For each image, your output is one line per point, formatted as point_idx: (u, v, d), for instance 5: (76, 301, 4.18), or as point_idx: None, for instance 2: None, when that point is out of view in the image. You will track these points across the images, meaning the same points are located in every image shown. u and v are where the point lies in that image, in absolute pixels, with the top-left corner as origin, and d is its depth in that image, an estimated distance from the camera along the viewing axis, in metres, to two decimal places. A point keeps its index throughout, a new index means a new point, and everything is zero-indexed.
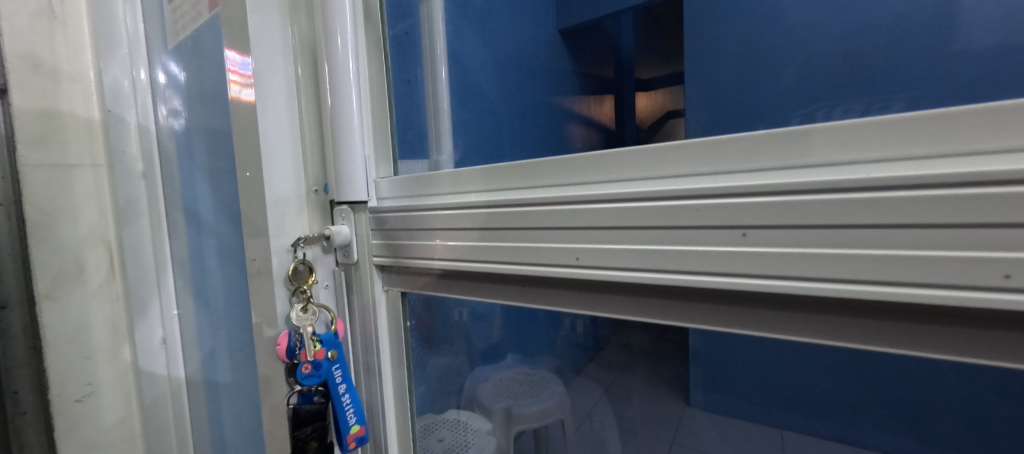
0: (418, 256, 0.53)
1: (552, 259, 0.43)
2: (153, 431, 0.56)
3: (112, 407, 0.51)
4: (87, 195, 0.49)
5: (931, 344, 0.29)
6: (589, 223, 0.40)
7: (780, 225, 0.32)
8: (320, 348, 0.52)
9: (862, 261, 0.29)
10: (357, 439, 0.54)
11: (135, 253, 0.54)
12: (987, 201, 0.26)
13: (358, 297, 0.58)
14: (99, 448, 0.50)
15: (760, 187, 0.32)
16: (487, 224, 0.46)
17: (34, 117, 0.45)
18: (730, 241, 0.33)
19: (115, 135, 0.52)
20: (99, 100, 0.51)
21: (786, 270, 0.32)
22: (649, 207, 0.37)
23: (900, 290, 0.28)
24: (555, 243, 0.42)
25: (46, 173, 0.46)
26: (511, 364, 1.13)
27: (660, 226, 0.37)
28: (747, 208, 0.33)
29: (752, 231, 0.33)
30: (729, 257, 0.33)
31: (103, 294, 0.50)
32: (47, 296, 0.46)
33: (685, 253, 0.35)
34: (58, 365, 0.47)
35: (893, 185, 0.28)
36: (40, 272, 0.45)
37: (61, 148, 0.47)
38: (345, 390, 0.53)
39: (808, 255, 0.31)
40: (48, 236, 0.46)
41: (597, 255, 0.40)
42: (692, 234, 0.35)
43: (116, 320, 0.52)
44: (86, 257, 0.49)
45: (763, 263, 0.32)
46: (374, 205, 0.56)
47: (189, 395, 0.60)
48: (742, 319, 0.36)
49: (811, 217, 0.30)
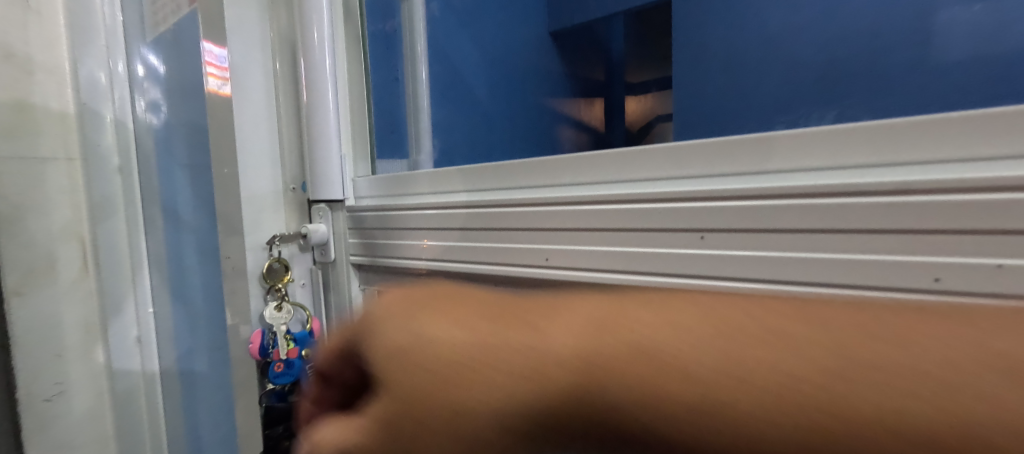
0: (403, 257, 0.52)
1: (524, 261, 0.43)
2: (125, 430, 0.55)
3: (82, 406, 0.50)
4: (59, 189, 0.48)
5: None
6: (562, 225, 0.41)
7: (737, 230, 0.32)
8: (293, 346, 0.51)
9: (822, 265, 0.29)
10: None
11: (110, 251, 0.53)
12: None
13: (336, 297, 0.57)
14: (72, 448, 0.50)
15: (719, 192, 0.33)
16: (462, 225, 0.47)
17: (7, 107, 0.44)
18: (691, 243, 0.34)
19: (90, 129, 0.51)
20: (73, 93, 0.50)
21: (740, 272, 0.32)
22: (618, 210, 0.37)
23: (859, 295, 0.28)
24: (526, 244, 0.43)
25: (16, 166, 0.45)
26: None
27: (625, 229, 0.37)
28: (709, 212, 0.33)
29: (710, 234, 0.33)
30: (690, 260, 0.34)
31: (75, 291, 0.50)
32: (16, 292, 0.45)
33: (649, 256, 0.36)
34: (29, 362, 0.46)
35: (838, 192, 0.28)
36: (10, 266, 0.44)
37: (33, 140, 0.46)
38: None
39: (763, 260, 0.31)
40: (18, 231, 0.45)
41: (566, 256, 0.40)
42: (657, 237, 0.36)
43: (89, 318, 0.51)
44: (58, 252, 0.48)
45: (721, 266, 0.33)
46: (352, 204, 0.55)
47: (164, 387, 0.59)
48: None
49: (765, 222, 0.31)
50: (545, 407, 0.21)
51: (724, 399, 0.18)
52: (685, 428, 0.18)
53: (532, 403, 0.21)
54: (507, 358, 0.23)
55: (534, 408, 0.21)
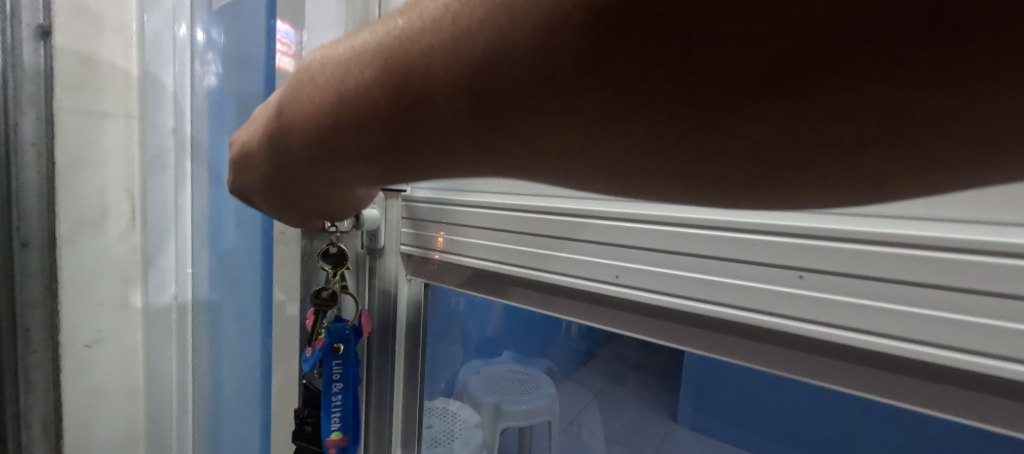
0: (445, 252, 0.51)
1: (589, 273, 0.41)
2: (154, 379, 0.57)
3: (117, 354, 0.53)
4: (115, 144, 0.51)
5: (935, 402, 0.28)
6: (632, 242, 0.38)
7: (837, 272, 0.29)
8: (323, 337, 0.50)
9: (898, 316, 0.27)
10: (336, 447, 0.53)
11: (158, 206, 0.55)
12: (981, 267, 0.25)
13: (379, 282, 0.57)
14: (101, 394, 0.52)
15: (819, 230, 0.30)
16: (518, 228, 0.45)
17: (74, 63, 0.47)
18: (784, 282, 0.31)
19: (149, 91, 0.54)
20: (138, 54, 0.52)
21: (823, 315, 0.30)
22: (694, 234, 0.35)
23: (912, 347, 0.27)
24: (595, 256, 0.40)
25: (78, 119, 0.48)
26: (504, 361, 1.08)
27: (705, 256, 0.34)
28: (798, 250, 0.30)
29: (811, 274, 0.30)
30: (776, 297, 0.31)
31: (121, 243, 0.52)
32: (69, 240, 0.48)
33: (723, 283, 0.34)
34: (70, 307, 0.49)
35: (945, 245, 0.26)
36: (62, 217, 0.47)
37: (96, 96, 0.49)
38: (338, 390, 0.52)
39: (862, 309, 0.28)
40: (74, 182, 0.48)
41: (637, 275, 0.38)
42: (742, 268, 0.33)
43: (128, 270, 0.53)
44: (108, 206, 0.51)
45: (814, 310, 0.30)
46: (407, 194, 0.54)
47: (193, 320, 0.59)
48: (768, 358, 0.34)
49: (860, 267, 0.28)
50: (387, 104, 0.22)
51: (503, 50, 0.17)
52: (482, 88, 0.18)
53: (380, 103, 0.22)
54: (361, 68, 0.23)
55: (380, 107, 0.22)
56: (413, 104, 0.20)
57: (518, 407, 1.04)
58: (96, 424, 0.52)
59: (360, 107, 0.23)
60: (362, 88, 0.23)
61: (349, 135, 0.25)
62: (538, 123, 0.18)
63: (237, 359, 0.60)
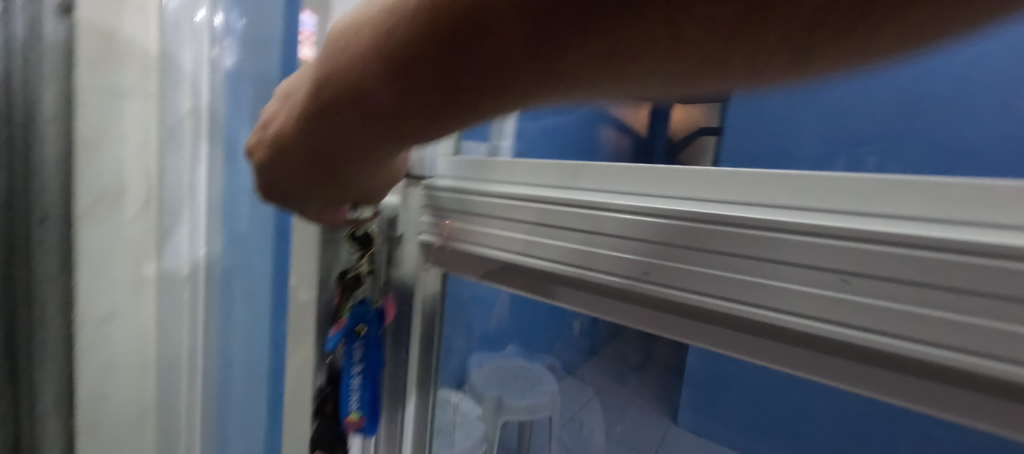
0: (463, 242, 0.49)
1: (609, 269, 0.37)
2: (164, 358, 0.58)
3: (129, 331, 0.54)
4: (133, 122, 0.51)
5: (925, 398, 0.26)
6: (654, 237, 0.34)
7: (897, 279, 0.25)
8: (345, 318, 0.53)
9: (907, 317, 0.25)
10: (355, 427, 0.54)
11: (174, 186, 0.55)
12: (988, 270, 0.23)
13: (396, 271, 0.57)
14: (112, 369, 0.53)
15: (877, 232, 0.26)
16: (534, 219, 0.42)
17: (93, 39, 0.47)
18: (833, 284, 0.27)
19: (168, 71, 0.53)
20: (157, 32, 0.52)
21: (886, 325, 0.26)
22: (725, 232, 0.31)
23: (915, 346, 0.25)
24: (613, 252, 0.36)
25: (96, 95, 0.48)
26: (510, 356, 1.08)
27: (739, 256, 0.30)
28: (854, 251, 0.27)
29: (858, 277, 0.26)
30: (829, 304, 0.27)
31: (136, 221, 0.53)
32: (85, 216, 0.48)
33: (762, 287, 0.30)
34: (85, 282, 0.49)
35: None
36: (81, 191, 0.48)
37: (115, 73, 0.49)
38: (359, 373, 0.54)
39: (936, 321, 0.24)
40: (91, 157, 0.48)
41: (665, 272, 0.33)
42: (785, 270, 0.29)
43: (142, 249, 0.54)
44: (124, 184, 0.51)
45: (878, 319, 0.26)
46: (429, 181, 0.52)
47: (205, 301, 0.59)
48: (764, 350, 0.32)
49: (929, 274, 0.24)
50: (417, 75, 0.20)
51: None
52: (516, 23, 0.16)
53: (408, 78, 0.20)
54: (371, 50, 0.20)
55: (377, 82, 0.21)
56: (452, 68, 0.18)
57: (519, 402, 1.06)
58: (107, 399, 0.53)
59: (387, 87, 0.21)
60: (382, 74, 0.20)
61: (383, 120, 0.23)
62: (592, 50, 0.16)
63: (249, 342, 0.61)
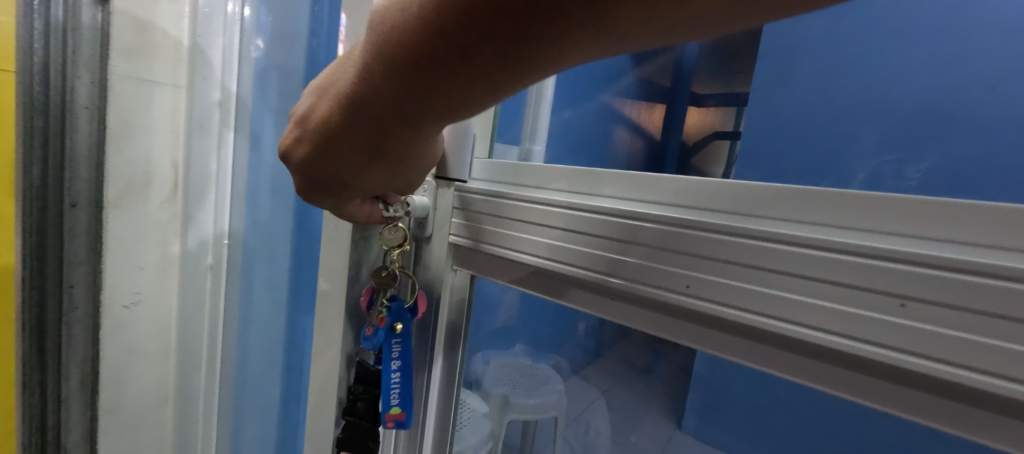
0: (495, 245, 0.49)
1: (652, 280, 0.35)
2: (186, 343, 0.59)
3: (152, 317, 0.55)
4: (163, 113, 0.52)
5: (956, 419, 0.26)
6: (692, 250, 0.33)
7: (954, 307, 0.23)
8: (384, 316, 0.52)
9: (935, 338, 0.24)
10: (396, 421, 0.54)
11: (200, 176, 0.56)
12: (1008, 294, 0.22)
13: (423, 271, 0.57)
14: (136, 355, 0.54)
15: (930, 256, 0.24)
16: (566, 225, 0.41)
17: (128, 30, 0.48)
18: (884, 309, 0.26)
19: (199, 62, 0.54)
20: (190, 24, 0.53)
21: (944, 355, 0.24)
22: (764, 248, 0.30)
23: (946, 368, 0.24)
24: (651, 262, 0.35)
25: (130, 85, 0.49)
26: (517, 354, 1.08)
27: (781, 273, 0.29)
28: (907, 275, 0.25)
29: (916, 302, 0.24)
30: (882, 330, 0.26)
31: (163, 210, 0.54)
32: (115, 204, 0.49)
33: (806, 307, 0.28)
34: (113, 269, 0.50)
35: None
36: (111, 180, 0.49)
37: (148, 64, 0.50)
38: (397, 368, 0.53)
39: (1002, 356, 0.22)
40: (122, 147, 0.49)
41: (710, 285, 0.32)
42: (836, 291, 0.27)
43: (168, 238, 0.55)
44: (153, 173, 0.52)
45: (937, 347, 0.24)
46: (463, 183, 0.52)
47: (226, 289, 0.61)
48: (789, 363, 0.31)
49: (991, 305, 0.22)
50: (413, 67, 0.22)
51: None
52: None
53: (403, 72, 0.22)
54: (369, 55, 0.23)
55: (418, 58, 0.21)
56: (438, 57, 0.21)
57: (527, 401, 1.06)
58: (130, 384, 0.54)
59: (390, 81, 0.23)
60: (400, 66, 0.22)
61: (393, 115, 0.26)
62: (552, 13, 0.18)
63: (265, 330, 0.63)
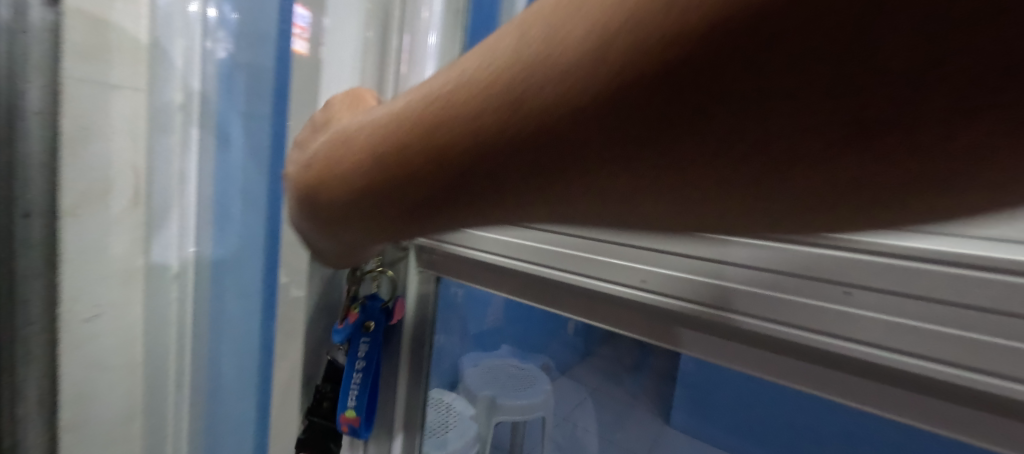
0: (458, 245, 0.53)
1: (616, 276, 0.40)
2: (151, 357, 0.57)
3: (117, 328, 0.53)
4: (122, 117, 0.50)
5: (865, 397, 0.30)
6: (661, 248, 0.38)
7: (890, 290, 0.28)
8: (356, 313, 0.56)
9: (870, 323, 0.29)
10: (351, 425, 0.58)
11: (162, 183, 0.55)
12: (953, 279, 0.27)
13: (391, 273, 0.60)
14: (102, 369, 0.52)
15: (868, 246, 0.30)
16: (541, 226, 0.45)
17: (84, 31, 0.46)
18: (829, 297, 0.30)
19: (159, 64, 0.53)
20: (149, 24, 0.51)
21: (874, 335, 0.29)
22: (729, 245, 0.34)
23: (874, 351, 0.29)
24: (620, 260, 0.40)
25: (86, 89, 0.47)
26: (504, 356, 1.04)
27: (744, 267, 0.34)
28: (848, 266, 0.30)
29: (857, 290, 0.29)
30: (824, 313, 0.30)
31: (126, 219, 0.52)
32: (72, 212, 0.47)
33: (762, 297, 0.33)
34: (72, 279, 0.48)
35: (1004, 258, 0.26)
36: (66, 187, 0.47)
37: (105, 66, 0.48)
38: (359, 370, 0.58)
39: (923, 332, 0.27)
40: (78, 153, 0.47)
41: (668, 280, 0.37)
42: (787, 281, 0.32)
43: (134, 246, 0.53)
44: (113, 180, 0.50)
45: (869, 329, 0.29)
46: None
47: None
48: (740, 356, 0.35)
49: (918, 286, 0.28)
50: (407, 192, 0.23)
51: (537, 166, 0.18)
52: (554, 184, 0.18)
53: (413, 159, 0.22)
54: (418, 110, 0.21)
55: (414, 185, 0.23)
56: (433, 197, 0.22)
57: (513, 402, 1.06)
58: (95, 397, 0.52)
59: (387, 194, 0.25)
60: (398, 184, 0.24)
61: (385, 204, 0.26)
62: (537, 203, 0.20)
63: (237, 348, 0.58)
